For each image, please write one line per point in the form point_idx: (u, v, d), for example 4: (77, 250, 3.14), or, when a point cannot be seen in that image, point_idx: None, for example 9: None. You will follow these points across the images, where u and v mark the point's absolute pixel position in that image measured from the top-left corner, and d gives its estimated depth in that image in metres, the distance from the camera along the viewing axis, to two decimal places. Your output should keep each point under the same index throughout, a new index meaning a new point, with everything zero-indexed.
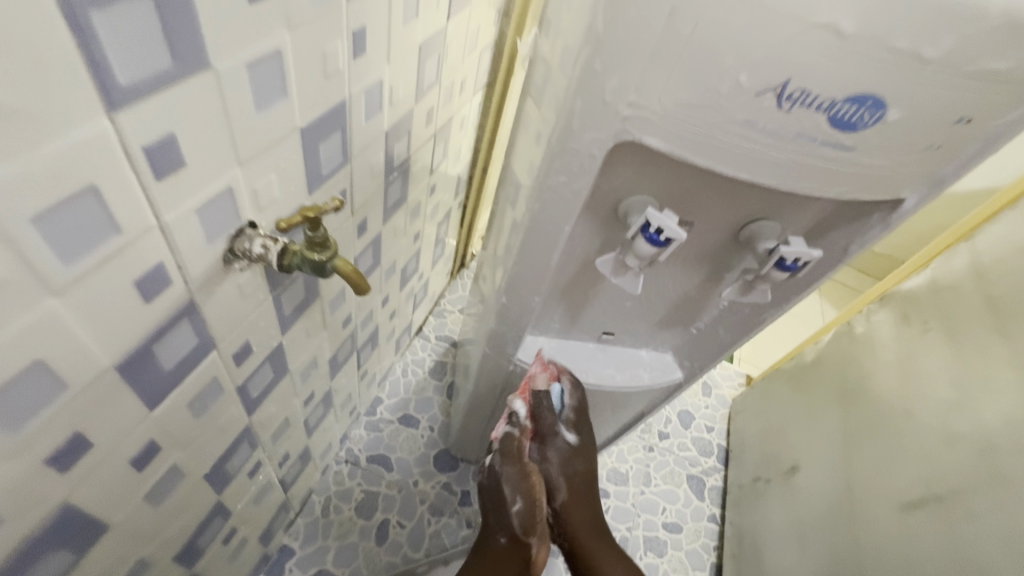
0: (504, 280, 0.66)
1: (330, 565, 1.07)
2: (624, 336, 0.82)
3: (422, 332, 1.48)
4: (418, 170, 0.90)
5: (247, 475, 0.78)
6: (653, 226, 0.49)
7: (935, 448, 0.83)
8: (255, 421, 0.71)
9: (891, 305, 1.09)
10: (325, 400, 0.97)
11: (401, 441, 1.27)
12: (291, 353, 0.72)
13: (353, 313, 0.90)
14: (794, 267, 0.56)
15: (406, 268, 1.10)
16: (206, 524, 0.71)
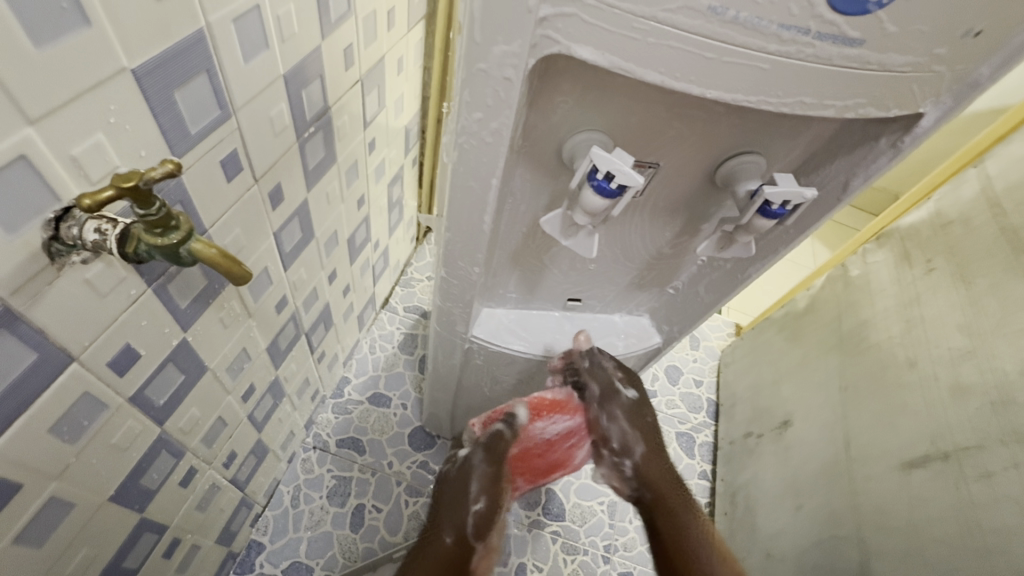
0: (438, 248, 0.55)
1: (303, 558, 1.02)
2: (592, 302, 0.72)
3: (389, 304, 1.38)
4: (346, 124, 0.77)
5: (179, 485, 0.69)
6: (601, 171, 0.38)
7: (945, 401, 0.76)
8: (172, 429, 0.62)
9: (890, 244, 0.99)
10: (272, 390, 0.88)
11: (372, 422, 1.20)
12: (204, 349, 0.62)
13: (288, 294, 0.80)
14: (783, 212, 0.45)
15: (354, 238, 0.99)
16: (130, 544, 0.63)
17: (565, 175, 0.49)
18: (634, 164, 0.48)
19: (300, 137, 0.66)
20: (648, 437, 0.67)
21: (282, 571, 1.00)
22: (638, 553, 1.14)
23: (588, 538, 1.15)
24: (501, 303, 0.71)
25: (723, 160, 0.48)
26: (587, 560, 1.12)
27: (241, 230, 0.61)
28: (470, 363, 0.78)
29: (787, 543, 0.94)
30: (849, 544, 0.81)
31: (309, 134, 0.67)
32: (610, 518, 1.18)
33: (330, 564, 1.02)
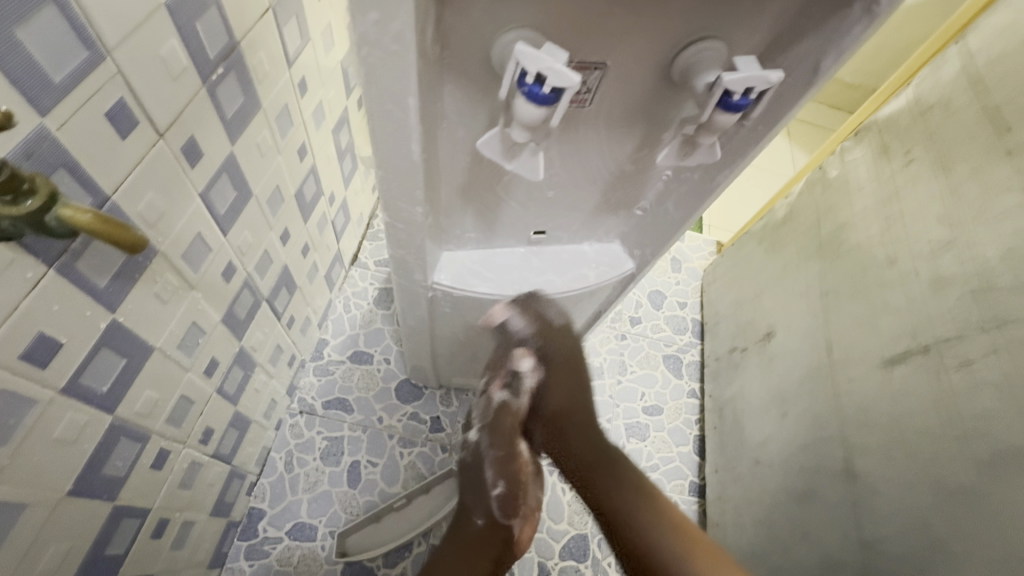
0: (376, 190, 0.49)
1: (305, 518, 1.03)
2: (558, 233, 0.68)
3: (359, 260, 1.33)
4: (264, 62, 0.68)
5: (154, 466, 0.67)
6: (529, 74, 0.33)
7: (926, 295, 0.74)
8: (127, 414, 0.59)
9: (868, 139, 0.94)
10: (240, 361, 0.84)
11: (356, 380, 1.18)
12: (142, 328, 0.58)
13: (235, 260, 0.74)
14: (744, 102, 0.40)
15: (303, 192, 0.91)
16: (109, 531, 0.62)
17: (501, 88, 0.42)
18: (577, 65, 0.41)
19: (207, 81, 0.57)
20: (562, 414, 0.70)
21: (286, 532, 1.01)
22: None
23: None
24: (461, 244, 0.66)
25: (678, 51, 0.42)
26: None
27: (156, 194, 0.54)
28: (439, 310, 0.74)
29: (774, 448, 0.96)
30: (833, 444, 0.83)
31: (218, 76, 0.59)
32: None
33: (333, 521, 1.03)
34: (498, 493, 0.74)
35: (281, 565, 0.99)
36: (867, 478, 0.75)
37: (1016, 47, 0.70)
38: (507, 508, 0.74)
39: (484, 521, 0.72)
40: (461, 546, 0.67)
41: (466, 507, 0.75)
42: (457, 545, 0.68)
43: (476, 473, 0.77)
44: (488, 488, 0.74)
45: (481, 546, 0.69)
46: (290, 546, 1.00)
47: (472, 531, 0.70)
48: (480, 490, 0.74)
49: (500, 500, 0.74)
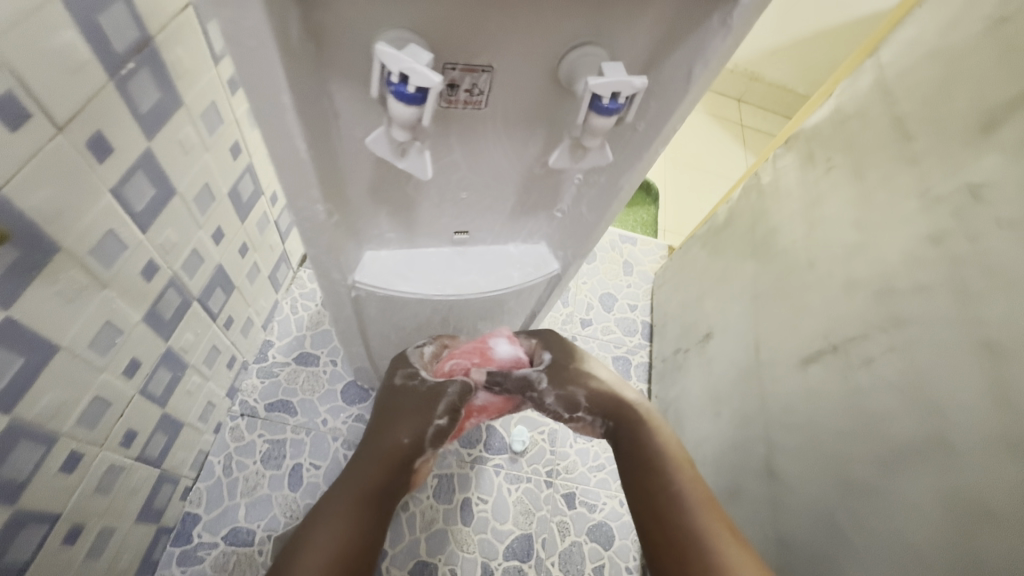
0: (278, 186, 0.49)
1: (242, 522, 1.01)
2: (482, 233, 0.68)
3: (309, 261, 1.31)
4: (185, 57, 0.67)
5: (60, 470, 0.65)
6: (394, 74, 0.35)
7: (838, 296, 0.77)
8: (25, 416, 0.57)
9: (796, 146, 0.98)
10: (168, 362, 0.82)
11: (301, 381, 1.16)
12: (40, 325, 0.56)
13: (156, 259, 0.73)
14: (616, 106, 0.42)
15: (239, 191, 0.90)
16: (6, 538, 0.59)
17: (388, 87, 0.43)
18: (464, 67, 0.42)
19: (115, 76, 0.57)
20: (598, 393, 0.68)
21: (222, 537, 1.00)
22: (579, 474, 1.20)
23: (531, 466, 1.19)
24: (384, 245, 0.66)
25: (562, 56, 0.44)
26: (531, 487, 1.17)
27: (54, 188, 0.53)
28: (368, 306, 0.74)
29: (708, 446, 0.99)
30: (758, 440, 0.85)
31: (129, 70, 0.58)
32: (551, 446, 1.22)
33: (272, 524, 1.02)
34: (437, 425, 0.65)
35: (215, 571, 0.97)
36: (785, 475, 0.78)
37: (920, 62, 0.74)
38: (436, 439, 0.65)
39: (410, 440, 0.62)
40: (349, 506, 0.54)
41: (388, 424, 0.64)
42: (367, 460, 0.59)
43: (419, 395, 0.67)
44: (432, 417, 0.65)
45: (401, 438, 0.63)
46: (225, 551, 0.98)
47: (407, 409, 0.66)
48: (421, 411, 0.66)
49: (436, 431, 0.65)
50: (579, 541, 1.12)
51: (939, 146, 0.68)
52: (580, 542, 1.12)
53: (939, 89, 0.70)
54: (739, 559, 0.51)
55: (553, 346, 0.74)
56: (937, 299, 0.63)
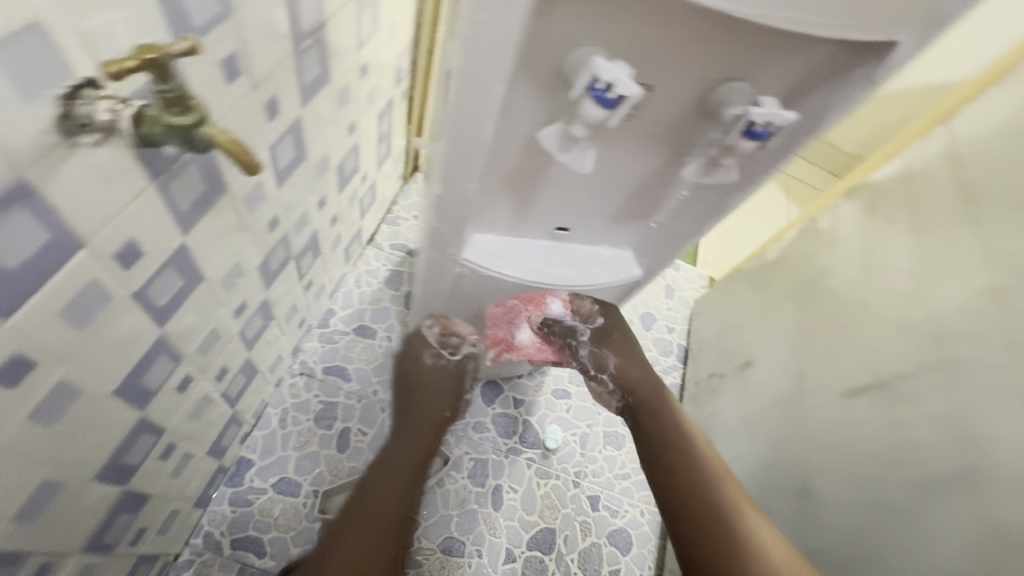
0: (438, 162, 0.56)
1: (291, 474, 1.07)
2: (580, 232, 0.75)
3: (375, 241, 1.39)
4: (340, 41, 0.76)
5: (176, 390, 0.72)
6: (602, 82, 0.45)
7: (890, 338, 0.83)
8: (170, 333, 0.64)
9: (858, 197, 1.04)
10: (263, 310, 0.89)
11: (358, 351, 1.23)
12: (200, 253, 0.63)
13: (280, 214, 0.80)
14: (764, 133, 0.52)
15: (343, 165, 0.98)
16: (129, 441, 0.65)
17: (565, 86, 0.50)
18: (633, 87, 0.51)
19: (295, 50, 0.65)
20: (624, 349, 0.79)
21: (271, 485, 1.06)
22: (605, 479, 1.25)
23: (560, 464, 1.24)
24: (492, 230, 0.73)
25: (712, 87, 0.52)
26: (559, 484, 1.22)
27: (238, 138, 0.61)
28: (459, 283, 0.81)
29: (739, 465, 1.04)
30: (792, 463, 0.91)
31: (304, 47, 0.67)
32: (581, 448, 1.27)
33: (317, 480, 1.08)
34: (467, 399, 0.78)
35: (262, 515, 1.03)
36: (817, 495, 0.83)
37: (991, 134, 0.81)
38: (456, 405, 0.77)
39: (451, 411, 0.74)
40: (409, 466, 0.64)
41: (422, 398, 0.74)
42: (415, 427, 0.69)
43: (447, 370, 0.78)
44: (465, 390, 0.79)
45: (427, 420, 0.71)
46: (272, 498, 1.04)
47: (424, 413, 0.72)
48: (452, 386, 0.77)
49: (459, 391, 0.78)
50: (599, 543, 1.17)
51: (1005, 210, 0.74)
52: (600, 544, 1.17)
53: (1008, 161, 0.77)
54: (760, 528, 0.58)
55: (608, 316, 0.82)
56: (989, 347, 0.68)
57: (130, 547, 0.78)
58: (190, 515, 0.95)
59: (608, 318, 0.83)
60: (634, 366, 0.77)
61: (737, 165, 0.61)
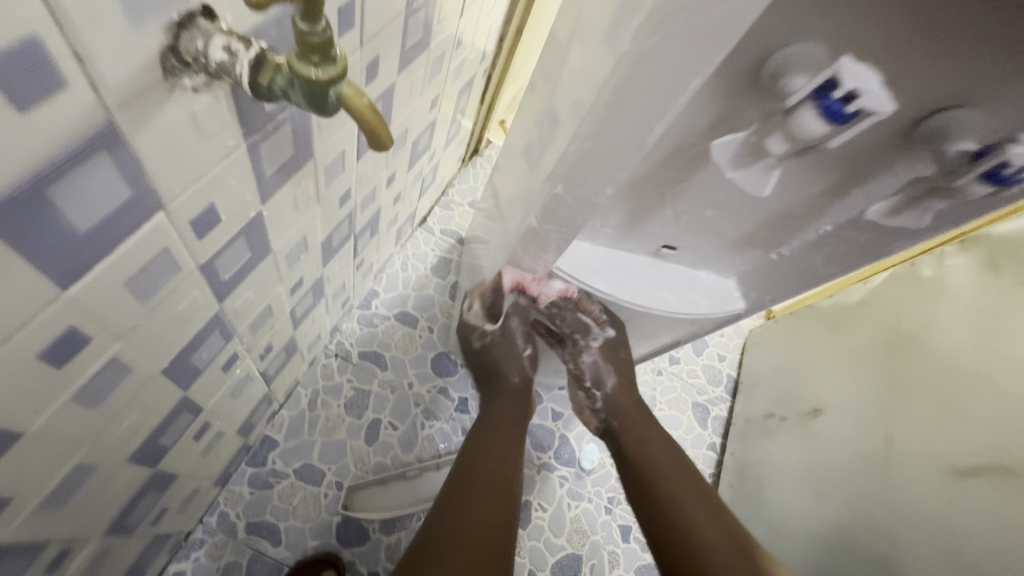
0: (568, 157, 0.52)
1: (315, 462, 1.01)
2: (687, 253, 0.67)
3: (425, 224, 1.32)
4: (447, 5, 0.67)
5: (221, 368, 0.65)
6: (840, 91, 0.43)
7: (1011, 415, 0.74)
8: (228, 309, 0.57)
9: (975, 249, 0.94)
10: (315, 288, 0.82)
11: (397, 339, 1.16)
12: (273, 226, 0.56)
13: (352, 188, 0.73)
14: (1009, 176, 0.46)
15: (417, 142, 0.90)
16: (168, 422, 0.59)
17: (763, 87, 0.45)
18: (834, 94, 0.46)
19: (407, 8, 0.57)
20: (623, 369, 0.79)
21: (293, 470, 0.99)
22: None
23: (594, 487, 1.17)
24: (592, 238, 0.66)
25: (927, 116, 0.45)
26: (590, 508, 1.14)
27: None
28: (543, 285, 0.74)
29: (804, 523, 0.97)
30: (876, 536, 0.83)
31: (416, 6, 0.59)
32: (617, 472, 1.19)
33: (342, 472, 1.02)
34: (528, 353, 0.81)
35: (280, 501, 0.97)
36: None
37: None
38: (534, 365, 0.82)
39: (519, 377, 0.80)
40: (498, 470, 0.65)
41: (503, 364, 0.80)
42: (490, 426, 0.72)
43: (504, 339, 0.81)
44: (520, 349, 0.81)
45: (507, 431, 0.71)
46: (294, 485, 0.98)
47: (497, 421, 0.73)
48: (512, 351, 0.81)
49: (530, 357, 0.82)
50: None
51: None
52: None
53: None
54: None
55: (619, 327, 0.77)
56: None
57: (149, 526, 0.72)
58: (209, 493, 0.89)
59: (618, 327, 0.77)
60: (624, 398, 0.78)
61: (937, 213, 0.52)
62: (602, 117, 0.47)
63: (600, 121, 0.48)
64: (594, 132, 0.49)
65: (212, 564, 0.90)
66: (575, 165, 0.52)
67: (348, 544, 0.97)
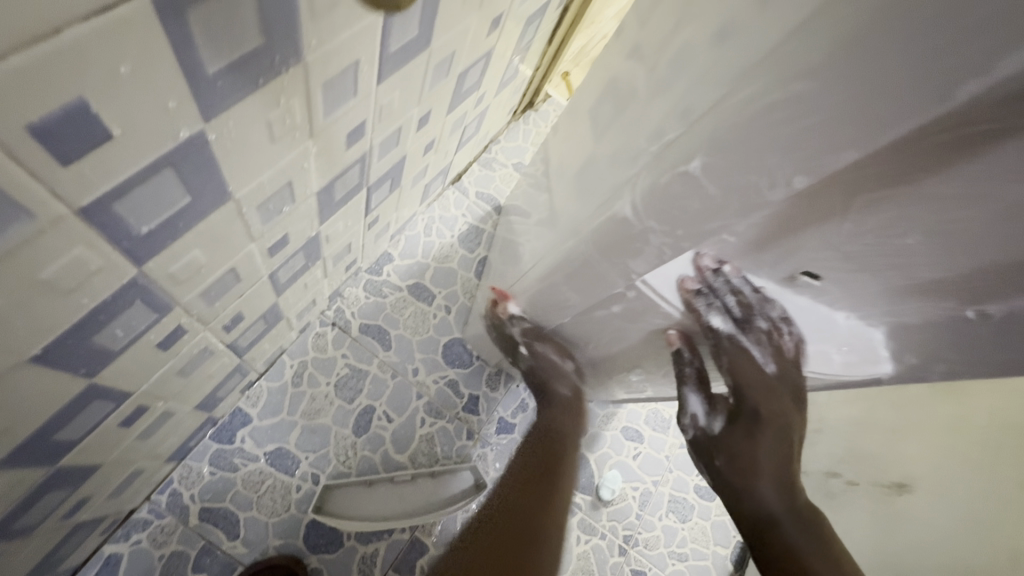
0: (754, 106, 0.32)
1: (291, 447, 0.86)
2: (833, 286, 0.43)
3: (459, 183, 1.11)
4: None
5: (158, 347, 0.47)
6: None
7: None
8: (157, 275, 0.38)
9: None
10: (308, 249, 0.64)
11: (407, 315, 0.98)
12: (233, 161, 0.36)
13: (369, 122, 0.52)
14: None
15: (465, 76, 0.69)
16: (67, 416, 0.42)
17: None
18: None
19: None
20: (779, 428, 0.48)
21: (264, 454, 0.84)
22: (658, 555, 1.00)
23: (610, 521, 1.00)
24: (704, 247, 0.44)
25: None
26: (602, 545, 0.98)
27: None
28: (619, 296, 0.56)
29: None
30: None
31: None
32: (638, 508, 1.02)
33: (321, 464, 0.86)
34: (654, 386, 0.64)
35: (245, 488, 0.82)
36: None
37: None
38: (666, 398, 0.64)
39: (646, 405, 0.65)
40: None
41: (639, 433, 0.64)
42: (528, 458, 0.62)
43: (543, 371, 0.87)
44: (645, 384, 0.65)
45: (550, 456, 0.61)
46: (262, 471, 0.83)
47: None
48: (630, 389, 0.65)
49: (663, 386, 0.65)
50: None
51: None
52: None
53: None
54: None
55: (772, 360, 0.48)
56: None
57: (61, 520, 0.57)
58: (158, 471, 0.74)
59: (775, 359, 0.48)
60: (767, 456, 0.48)
61: None
62: (845, 40, 0.26)
63: (815, 55, 0.28)
64: (819, 68, 0.28)
65: (155, 551, 0.76)
66: (766, 121, 0.32)
67: (315, 549, 0.83)
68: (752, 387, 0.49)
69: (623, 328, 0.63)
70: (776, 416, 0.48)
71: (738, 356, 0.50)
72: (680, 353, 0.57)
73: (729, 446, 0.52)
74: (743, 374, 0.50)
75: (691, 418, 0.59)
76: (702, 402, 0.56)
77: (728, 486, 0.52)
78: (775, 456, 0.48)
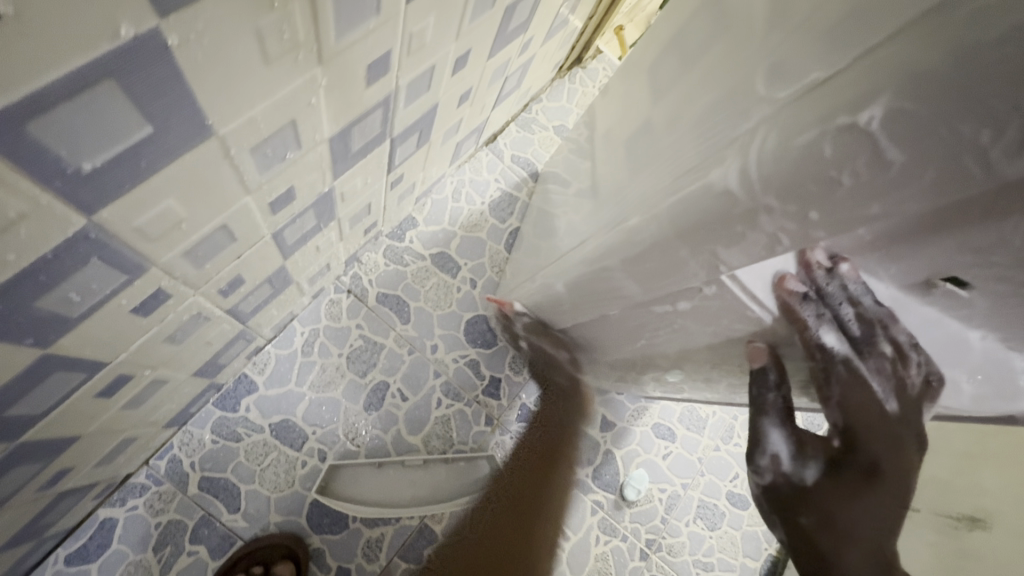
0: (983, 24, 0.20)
1: (298, 420, 0.80)
2: (977, 299, 0.30)
3: (494, 145, 1.00)
4: None
5: (134, 312, 0.40)
6: None
7: None
8: (118, 228, 0.30)
9: None
10: (319, 206, 0.55)
11: (429, 287, 0.90)
12: (211, 82, 0.27)
13: (396, 55, 0.43)
14: None
15: (513, 11, 0.58)
16: (18, 390, 0.35)
17: None
18: None
19: None
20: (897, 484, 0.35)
21: (270, 425, 0.79)
22: (681, 563, 0.92)
23: (632, 523, 0.92)
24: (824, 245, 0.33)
25: None
26: (622, 548, 0.91)
27: None
28: (690, 291, 0.47)
29: None
30: None
31: None
32: (664, 512, 0.94)
33: (328, 440, 0.80)
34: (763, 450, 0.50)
35: (247, 460, 0.77)
36: None
37: None
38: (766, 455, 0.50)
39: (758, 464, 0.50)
40: None
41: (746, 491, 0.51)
42: None
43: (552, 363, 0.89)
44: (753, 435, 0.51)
45: None
46: (267, 443, 0.78)
47: None
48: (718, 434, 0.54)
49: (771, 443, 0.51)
50: None
51: None
52: None
53: None
54: None
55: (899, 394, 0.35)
56: None
57: (40, 490, 0.52)
58: (156, 437, 0.69)
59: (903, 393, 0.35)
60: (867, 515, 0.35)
61: None
62: None
63: None
64: None
65: (152, 519, 0.72)
66: None
67: (319, 529, 0.78)
68: (865, 428, 0.36)
69: (681, 323, 0.53)
70: (893, 470, 0.35)
71: (854, 388, 0.37)
72: (764, 372, 0.47)
73: (822, 499, 0.39)
74: (856, 412, 0.37)
75: (770, 461, 0.47)
76: (788, 440, 0.46)
77: (811, 549, 0.40)
78: (879, 517, 0.35)
